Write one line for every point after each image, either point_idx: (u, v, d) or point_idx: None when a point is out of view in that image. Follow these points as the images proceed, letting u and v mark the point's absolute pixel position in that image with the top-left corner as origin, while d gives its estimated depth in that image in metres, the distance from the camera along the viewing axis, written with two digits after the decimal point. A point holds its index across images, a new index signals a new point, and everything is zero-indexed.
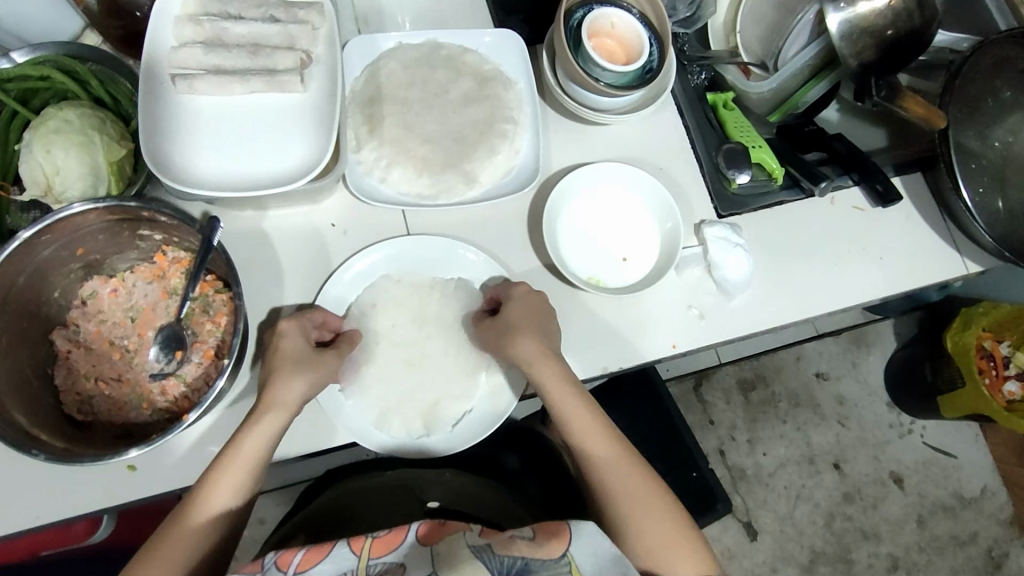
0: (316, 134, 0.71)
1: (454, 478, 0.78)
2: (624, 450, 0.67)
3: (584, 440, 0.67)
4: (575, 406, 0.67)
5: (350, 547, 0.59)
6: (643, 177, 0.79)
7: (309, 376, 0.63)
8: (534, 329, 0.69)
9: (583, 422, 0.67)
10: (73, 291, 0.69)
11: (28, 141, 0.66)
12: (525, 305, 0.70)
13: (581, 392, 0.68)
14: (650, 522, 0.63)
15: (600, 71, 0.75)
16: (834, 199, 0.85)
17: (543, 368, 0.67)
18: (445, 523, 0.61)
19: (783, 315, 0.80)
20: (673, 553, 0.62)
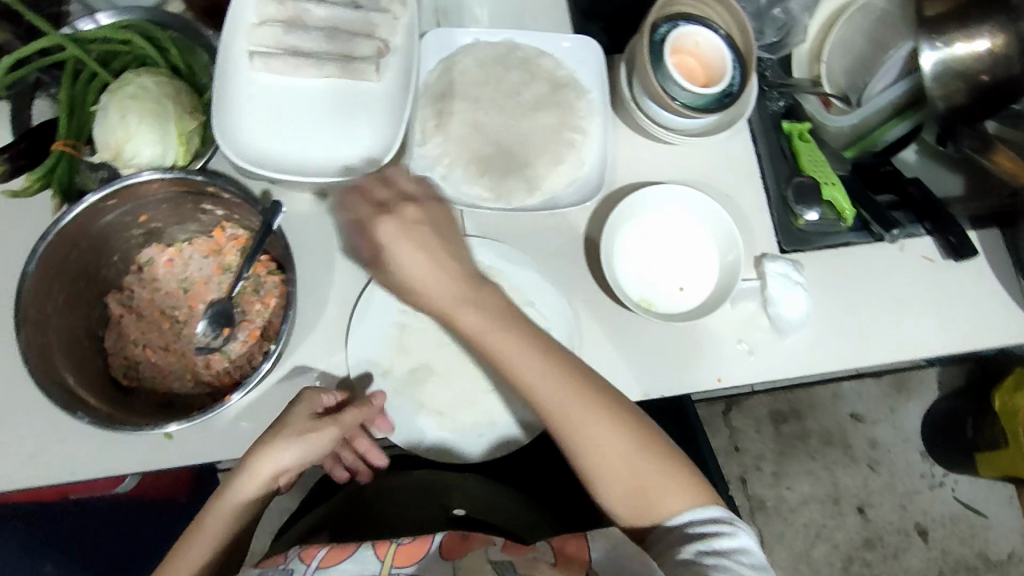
0: (384, 125, 0.70)
1: (479, 484, 0.76)
2: (613, 419, 0.61)
3: (561, 403, 0.60)
4: (537, 371, 0.61)
5: (374, 550, 0.60)
6: (710, 203, 0.77)
7: (295, 446, 0.63)
8: (465, 294, 0.62)
9: (558, 386, 0.61)
10: (131, 256, 0.70)
11: (103, 104, 0.66)
12: (448, 257, 0.63)
13: (544, 354, 0.62)
14: (647, 475, 0.60)
15: (677, 90, 0.73)
16: (902, 246, 0.82)
17: (490, 341, 0.62)
18: (467, 539, 0.61)
19: (835, 361, 0.77)
20: (676, 500, 0.60)
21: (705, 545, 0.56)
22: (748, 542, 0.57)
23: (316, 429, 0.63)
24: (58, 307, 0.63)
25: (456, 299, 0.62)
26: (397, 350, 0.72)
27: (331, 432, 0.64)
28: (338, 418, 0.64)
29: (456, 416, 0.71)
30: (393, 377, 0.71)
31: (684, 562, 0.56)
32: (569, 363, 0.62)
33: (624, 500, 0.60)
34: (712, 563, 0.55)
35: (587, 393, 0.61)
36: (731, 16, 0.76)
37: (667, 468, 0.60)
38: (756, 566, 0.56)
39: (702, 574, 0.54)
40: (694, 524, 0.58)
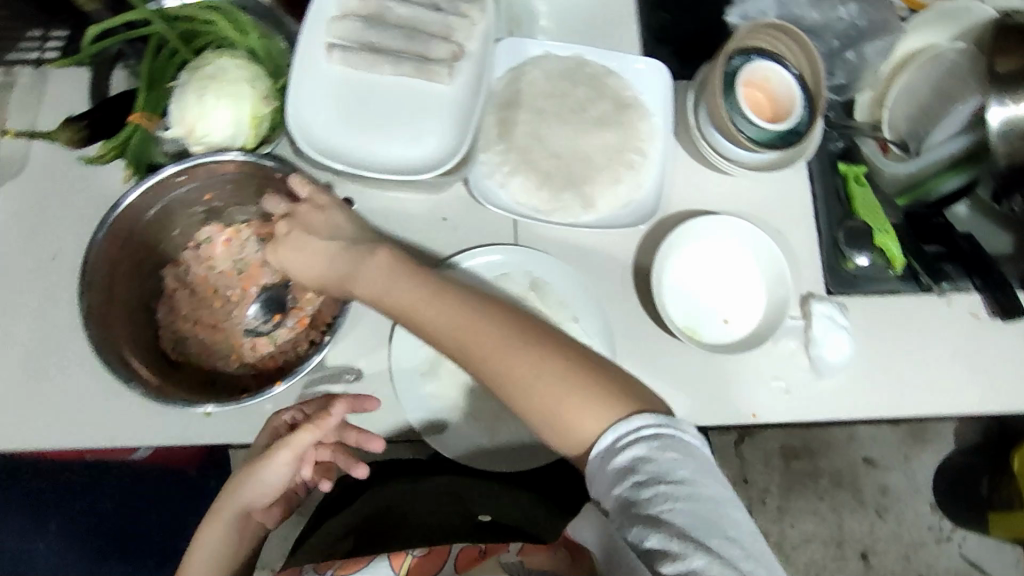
0: (450, 129, 0.71)
1: (503, 490, 0.72)
2: (496, 333, 0.56)
3: (455, 338, 0.57)
4: (421, 308, 0.58)
5: (390, 561, 0.63)
6: (762, 238, 0.77)
7: (256, 468, 0.62)
8: (346, 259, 0.62)
9: (453, 321, 0.57)
10: (191, 233, 0.70)
11: (183, 82, 0.68)
12: (322, 246, 0.63)
13: (424, 290, 0.59)
14: (559, 395, 0.53)
15: (744, 122, 0.74)
16: (950, 300, 0.81)
17: (386, 289, 0.60)
18: (482, 556, 0.64)
19: (872, 409, 0.77)
20: (594, 420, 0.52)
21: (638, 477, 0.48)
22: (679, 449, 0.49)
23: (273, 454, 0.62)
24: (119, 275, 0.64)
25: (337, 271, 0.62)
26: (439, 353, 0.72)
27: (286, 452, 0.62)
28: (290, 437, 0.62)
29: (490, 423, 0.71)
30: (432, 380, 0.71)
31: (620, 506, 0.49)
32: (462, 296, 0.58)
33: (546, 433, 0.54)
34: (647, 497, 0.48)
35: (477, 323, 0.56)
36: (806, 58, 0.76)
37: (573, 378, 0.53)
38: (698, 474, 0.49)
39: (643, 515, 0.48)
40: (620, 449, 0.50)
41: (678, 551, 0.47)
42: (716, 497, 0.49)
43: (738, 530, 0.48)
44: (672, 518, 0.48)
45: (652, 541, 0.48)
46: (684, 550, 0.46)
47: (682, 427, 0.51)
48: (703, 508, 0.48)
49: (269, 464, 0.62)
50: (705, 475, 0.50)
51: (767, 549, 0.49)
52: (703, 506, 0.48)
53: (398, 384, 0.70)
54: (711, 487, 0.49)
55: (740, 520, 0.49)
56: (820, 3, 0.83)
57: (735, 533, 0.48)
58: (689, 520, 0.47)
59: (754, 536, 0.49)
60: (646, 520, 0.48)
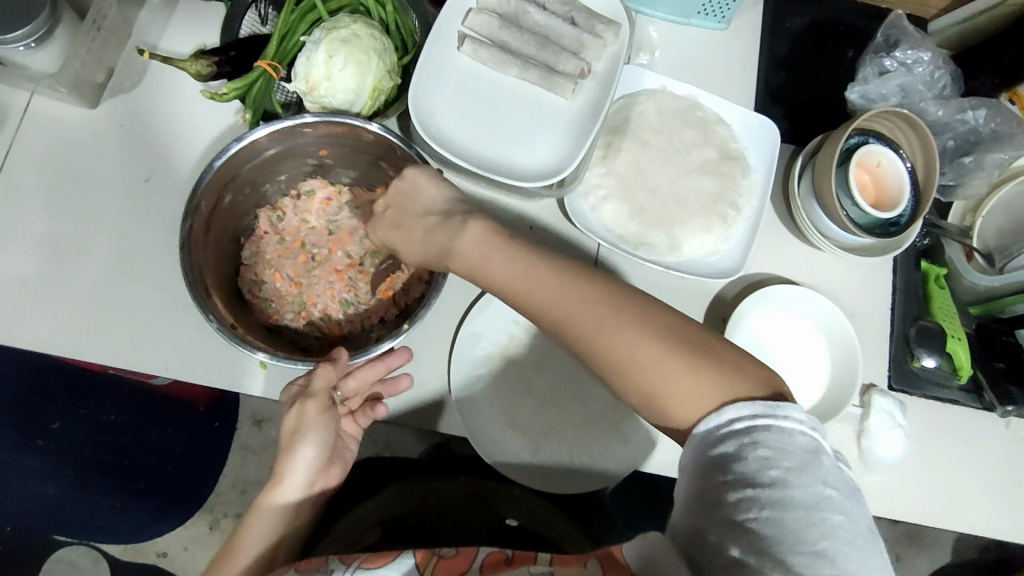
0: (563, 142, 0.70)
1: (524, 495, 0.76)
2: (594, 297, 0.55)
3: (558, 309, 0.56)
4: (521, 281, 0.58)
5: (415, 557, 0.59)
6: (835, 316, 0.76)
7: (299, 443, 0.61)
8: (438, 245, 0.63)
9: (551, 296, 0.56)
10: (295, 181, 0.72)
11: (316, 39, 0.68)
12: (417, 226, 0.65)
13: (525, 264, 0.58)
14: (657, 371, 0.51)
15: (848, 203, 0.74)
16: (1008, 422, 0.80)
17: (484, 257, 0.60)
18: (510, 562, 0.57)
19: (911, 512, 0.76)
20: (696, 398, 0.50)
21: (725, 475, 0.47)
22: (771, 444, 0.46)
23: (299, 429, 0.61)
24: (222, 206, 0.65)
25: (434, 255, 0.63)
26: (499, 358, 0.73)
27: (314, 406, 0.61)
28: (313, 393, 0.61)
29: (536, 439, 0.72)
30: (488, 381, 0.72)
31: (707, 507, 0.48)
32: (559, 270, 0.57)
33: (643, 407, 0.53)
34: (734, 501, 0.46)
35: (574, 295, 0.56)
36: (923, 150, 0.75)
37: (677, 348, 0.52)
38: (792, 473, 0.45)
39: (728, 520, 0.46)
40: (711, 442, 0.48)
41: (759, 564, 0.44)
42: (813, 502, 0.45)
43: (832, 541, 0.44)
44: (758, 526, 0.45)
45: (735, 551, 0.45)
46: (763, 566, 0.44)
47: (783, 414, 0.47)
48: (793, 516, 0.44)
49: (310, 438, 0.61)
50: (804, 473, 0.45)
51: (872, 565, 0.43)
52: (791, 514, 0.44)
53: (454, 380, 0.71)
54: (805, 488, 0.45)
55: (843, 530, 0.44)
56: (946, 102, 0.82)
57: (824, 547, 0.43)
58: (775, 531, 0.44)
59: (857, 548, 0.43)
60: (730, 526, 0.46)
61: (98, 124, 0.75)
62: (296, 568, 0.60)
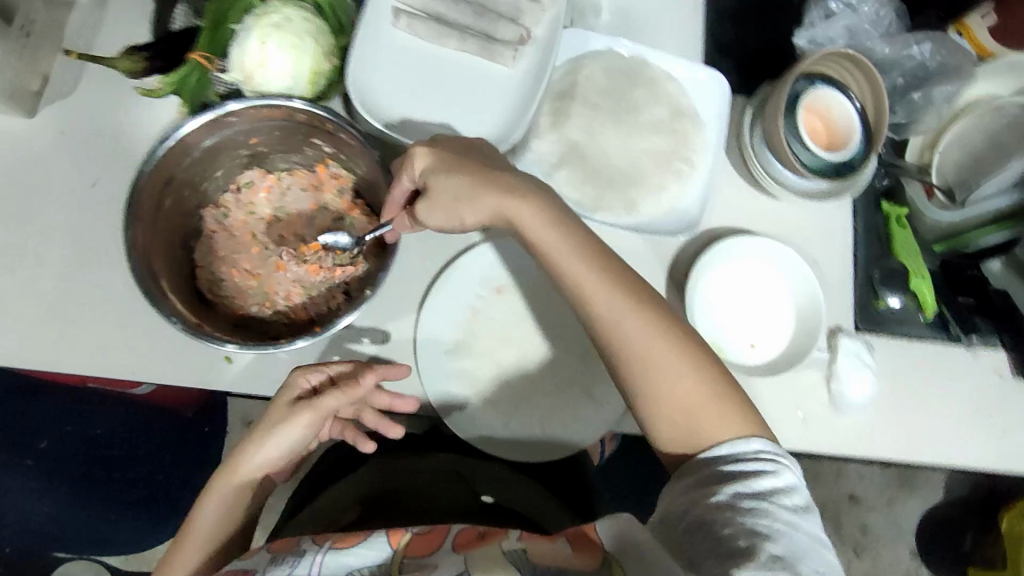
0: (510, 109, 0.70)
1: (502, 470, 0.75)
2: (651, 309, 0.59)
3: (611, 310, 0.58)
4: (588, 269, 0.59)
5: (388, 537, 0.59)
6: (798, 263, 0.77)
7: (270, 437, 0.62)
8: (494, 184, 0.60)
9: (610, 287, 0.59)
10: (233, 175, 0.71)
11: (247, 26, 0.66)
12: (467, 172, 0.60)
13: (592, 254, 0.60)
14: (686, 392, 0.57)
15: (801, 148, 0.73)
16: (977, 353, 0.80)
17: (546, 232, 0.60)
18: (483, 537, 0.59)
19: (885, 451, 0.77)
20: (717, 423, 0.56)
21: (749, 489, 0.52)
22: (790, 478, 0.53)
23: (276, 423, 0.62)
24: (164, 211, 0.64)
25: (496, 188, 0.60)
26: (464, 334, 0.73)
27: (306, 415, 0.62)
28: (317, 404, 0.61)
29: (508, 411, 0.72)
30: (454, 359, 0.72)
31: (715, 508, 0.52)
32: (619, 265, 0.61)
33: (663, 417, 0.57)
34: (750, 508, 0.52)
35: (634, 304, 0.58)
36: (870, 89, 0.75)
37: (708, 376, 0.58)
38: (800, 503, 0.53)
39: (740, 523, 0.51)
40: (734, 461, 0.54)
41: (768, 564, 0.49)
42: (813, 531, 0.52)
43: (823, 564, 0.51)
44: (770, 533, 0.51)
45: (743, 544, 0.50)
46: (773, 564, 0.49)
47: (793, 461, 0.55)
48: (800, 535, 0.51)
49: (278, 436, 0.62)
50: (805, 508, 0.53)
51: None
52: (798, 534, 0.51)
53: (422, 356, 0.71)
54: (807, 520, 0.52)
55: (829, 555, 0.52)
56: (891, 39, 0.83)
57: (820, 566, 0.50)
58: (785, 541, 0.50)
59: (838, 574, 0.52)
60: (742, 529, 0.51)
61: (36, 134, 0.74)
62: (267, 548, 0.61)
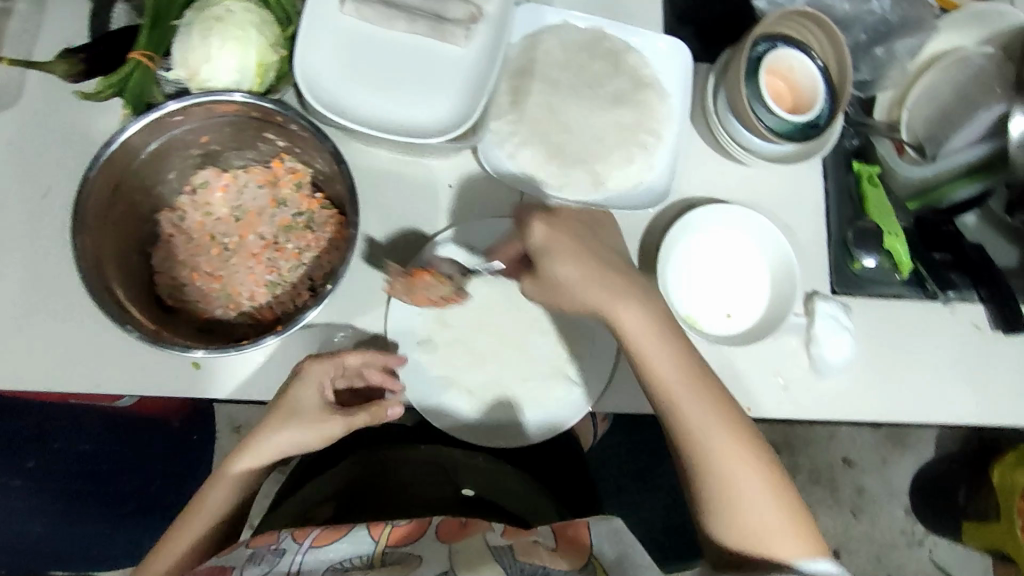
0: (466, 92, 0.69)
1: (485, 464, 0.75)
2: (736, 424, 0.61)
3: (704, 424, 0.60)
4: (679, 381, 0.61)
5: (369, 530, 0.59)
6: (769, 230, 0.75)
7: (286, 431, 0.63)
8: (601, 280, 0.62)
9: (702, 402, 0.61)
10: (186, 176, 0.69)
11: (189, 21, 0.65)
12: (583, 264, 0.62)
13: (687, 366, 0.62)
14: (761, 508, 0.59)
15: (764, 112, 0.72)
16: (954, 308, 0.80)
17: (647, 340, 0.62)
18: (465, 527, 0.60)
19: (868, 412, 0.77)
20: (788, 543, 0.58)
21: None
22: None
23: (293, 419, 0.63)
24: (115, 217, 0.62)
25: (610, 287, 0.62)
26: (435, 322, 0.72)
27: (338, 425, 0.63)
28: (349, 417, 0.63)
29: (485, 396, 0.71)
30: (426, 348, 0.71)
31: None
32: (705, 377, 0.62)
33: (736, 534, 0.59)
34: None
35: (722, 420, 0.60)
36: (833, 47, 0.74)
37: (782, 491, 0.60)
38: None
39: None
40: None
41: None
42: None
43: None
44: None
45: None
46: None
47: None
48: None
49: (289, 434, 0.63)
50: None
51: None
52: None
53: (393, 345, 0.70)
54: None
55: None
56: None
57: None
58: None
59: None
60: None
61: None
62: (247, 544, 0.60)
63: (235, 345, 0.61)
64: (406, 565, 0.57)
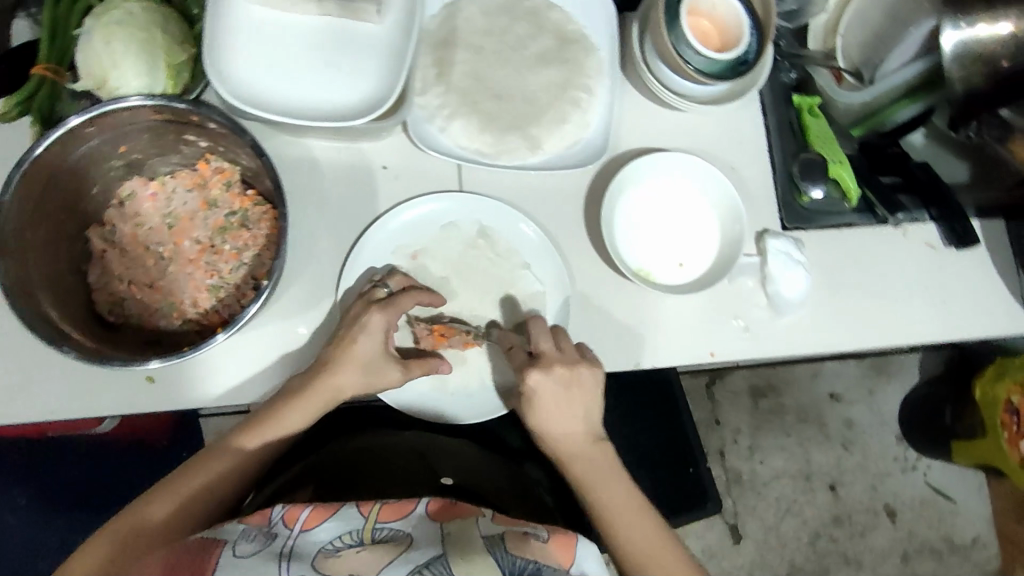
0: (385, 69, 0.67)
1: (467, 453, 0.75)
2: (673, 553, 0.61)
3: (648, 553, 0.61)
4: (625, 513, 0.62)
5: (359, 508, 0.59)
6: (711, 172, 0.74)
7: (355, 375, 0.63)
8: (566, 431, 0.64)
9: (645, 536, 0.61)
10: (112, 190, 0.67)
11: (89, 29, 0.63)
12: (565, 407, 0.64)
13: (632, 504, 0.63)
14: None
15: (691, 53, 0.70)
16: (906, 230, 0.80)
17: (595, 473, 0.63)
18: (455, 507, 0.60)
19: (830, 342, 0.77)
20: None
21: None
22: None
23: (366, 361, 0.63)
24: (40, 239, 0.61)
25: (571, 431, 0.64)
26: None
27: (399, 375, 0.65)
28: (412, 366, 0.66)
29: (445, 375, 0.71)
30: None
31: None
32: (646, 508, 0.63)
33: None
34: None
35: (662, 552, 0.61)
36: None
37: None
38: None
39: None
40: None
41: None
42: None
43: None
44: None
45: None
46: None
47: None
48: None
49: (355, 380, 0.63)
50: None
51: None
52: None
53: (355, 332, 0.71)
54: None
55: None
56: None
57: None
58: None
59: None
60: None
61: None
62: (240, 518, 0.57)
63: (182, 353, 0.59)
64: (398, 542, 0.56)
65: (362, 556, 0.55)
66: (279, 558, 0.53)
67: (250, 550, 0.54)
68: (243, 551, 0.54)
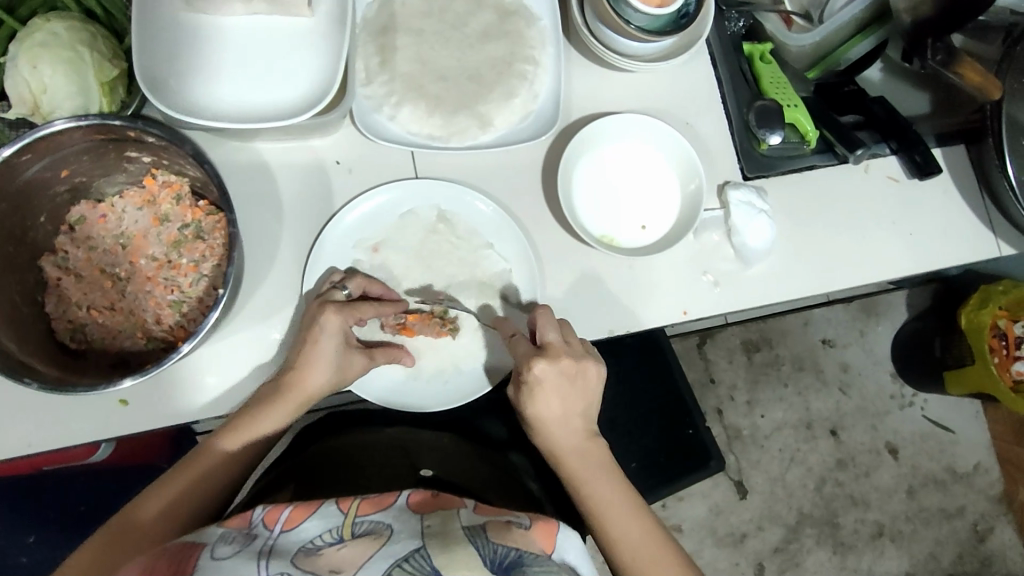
0: (322, 62, 0.66)
1: (449, 445, 0.76)
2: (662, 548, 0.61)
3: (638, 555, 0.60)
4: (616, 510, 0.61)
5: (338, 506, 0.58)
6: (665, 132, 0.74)
7: (324, 371, 0.62)
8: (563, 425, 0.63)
9: (634, 532, 0.61)
10: (60, 216, 0.66)
11: (14, 55, 0.62)
12: (566, 403, 0.63)
13: (625, 502, 0.62)
14: None
15: (632, 12, 0.69)
16: (867, 167, 0.80)
17: (586, 470, 0.63)
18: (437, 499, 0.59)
19: (804, 287, 0.77)
20: None
21: None
22: None
23: (336, 358, 0.63)
24: None
25: (569, 426, 0.63)
26: None
27: (364, 362, 0.66)
28: (370, 353, 0.66)
29: (420, 364, 0.70)
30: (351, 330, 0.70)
31: None
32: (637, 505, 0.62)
33: None
34: None
35: (653, 549, 0.60)
36: None
37: None
38: None
39: None
40: None
41: None
42: None
43: None
44: None
45: None
46: None
47: None
48: None
49: (325, 374, 0.63)
50: None
51: None
52: None
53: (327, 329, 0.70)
54: None
55: None
56: None
57: None
58: None
59: None
60: None
61: None
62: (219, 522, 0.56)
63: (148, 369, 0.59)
64: (377, 533, 0.54)
65: (343, 551, 0.52)
66: (259, 555, 0.50)
67: (228, 551, 0.52)
68: (223, 552, 0.51)
